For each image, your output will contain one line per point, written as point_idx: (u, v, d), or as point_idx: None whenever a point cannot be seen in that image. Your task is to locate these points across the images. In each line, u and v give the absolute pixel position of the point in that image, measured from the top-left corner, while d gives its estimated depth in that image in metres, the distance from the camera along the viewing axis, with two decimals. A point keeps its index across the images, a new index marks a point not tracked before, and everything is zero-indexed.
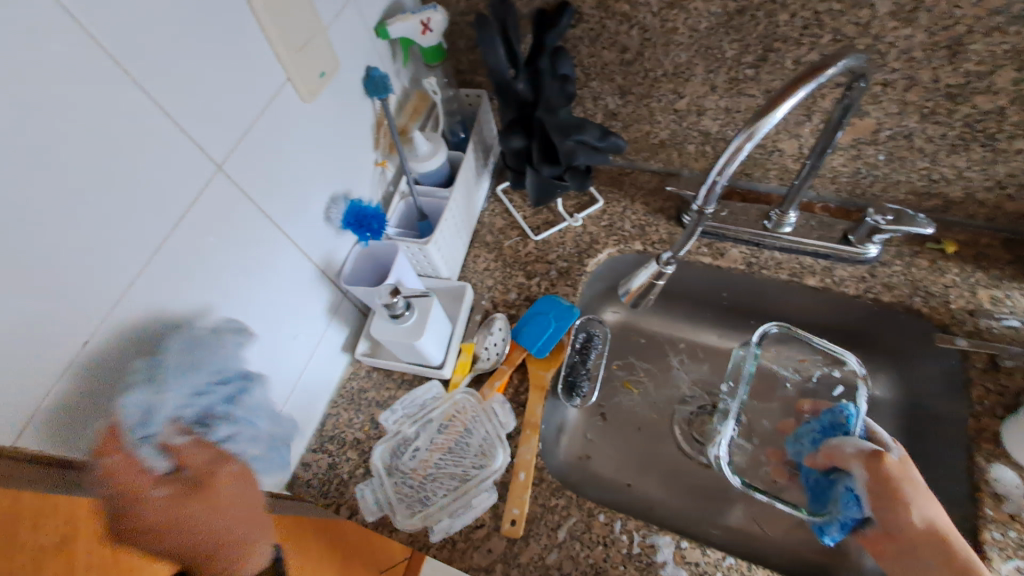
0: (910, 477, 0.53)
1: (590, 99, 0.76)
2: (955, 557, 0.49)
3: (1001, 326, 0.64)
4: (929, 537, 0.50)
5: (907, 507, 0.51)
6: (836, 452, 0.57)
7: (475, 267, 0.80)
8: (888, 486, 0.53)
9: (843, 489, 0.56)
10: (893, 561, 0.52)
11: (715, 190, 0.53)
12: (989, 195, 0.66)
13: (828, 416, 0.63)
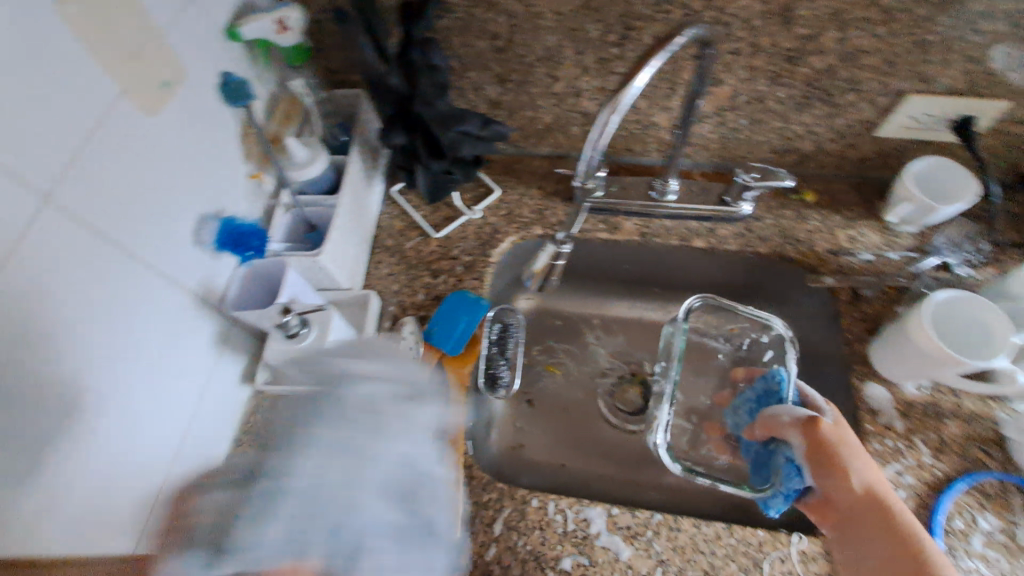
0: (845, 441, 0.52)
1: (471, 89, 0.76)
2: (895, 521, 0.48)
3: (858, 260, 0.71)
4: (870, 503, 0.49)
5: (845, 473, 0.50)
6: (772, 422, 0.56)
7: (378, 272, 0.77)
8: (824, 452, 0.51)
9: (782, 459, 0.55)
10: (836, 529, 0.51)
11: (592, 164, 0.55)
12: (835, 146, 0.74)
13: (761, 385, 0.63)
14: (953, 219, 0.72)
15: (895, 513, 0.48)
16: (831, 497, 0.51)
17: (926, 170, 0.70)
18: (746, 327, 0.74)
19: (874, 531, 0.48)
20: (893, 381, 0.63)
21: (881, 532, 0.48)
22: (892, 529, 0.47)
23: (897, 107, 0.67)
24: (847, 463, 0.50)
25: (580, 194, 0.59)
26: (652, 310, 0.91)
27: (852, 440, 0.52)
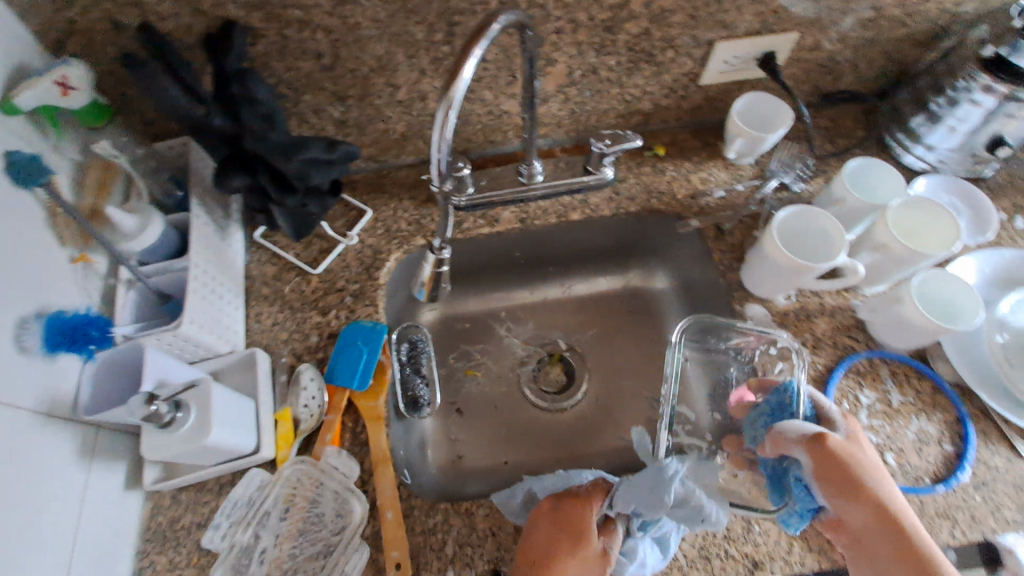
0: (856, 459, 0.53)
1: (311, 113, 0.72)
2: (908, 539, 0.49)
3: (715, 198, 0.78)
4: (883, 521, 0.51)
5: (860, 493, 0.51)
6: (780, 439, 0.57)
7: (261, 326, 0.71)
8: (835, 472, 0.52)
9: (792, 479, 0.56)
10: (849, 550, 0.52)
11: (444, 165, 0.52)
12: (671, 100, 0.80)
13: (774, 397, 0.62)
14: (782, 143, 0.80)
15: (906, 530, 0.50)
16: (845, 519, 0.53)
17: (749, 106, 0.77)
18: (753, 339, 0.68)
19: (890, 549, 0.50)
20: (767, 299, 0.70)
21: (896, 551, 0.49)
22: (906, 549, 0.49)
23: (711, 56, 0.73)
24: (860, 483, 0.52)
25: (440, 198, 0.57)
26: (553, 290, 0.93)
27: (863, 456, 0.54)
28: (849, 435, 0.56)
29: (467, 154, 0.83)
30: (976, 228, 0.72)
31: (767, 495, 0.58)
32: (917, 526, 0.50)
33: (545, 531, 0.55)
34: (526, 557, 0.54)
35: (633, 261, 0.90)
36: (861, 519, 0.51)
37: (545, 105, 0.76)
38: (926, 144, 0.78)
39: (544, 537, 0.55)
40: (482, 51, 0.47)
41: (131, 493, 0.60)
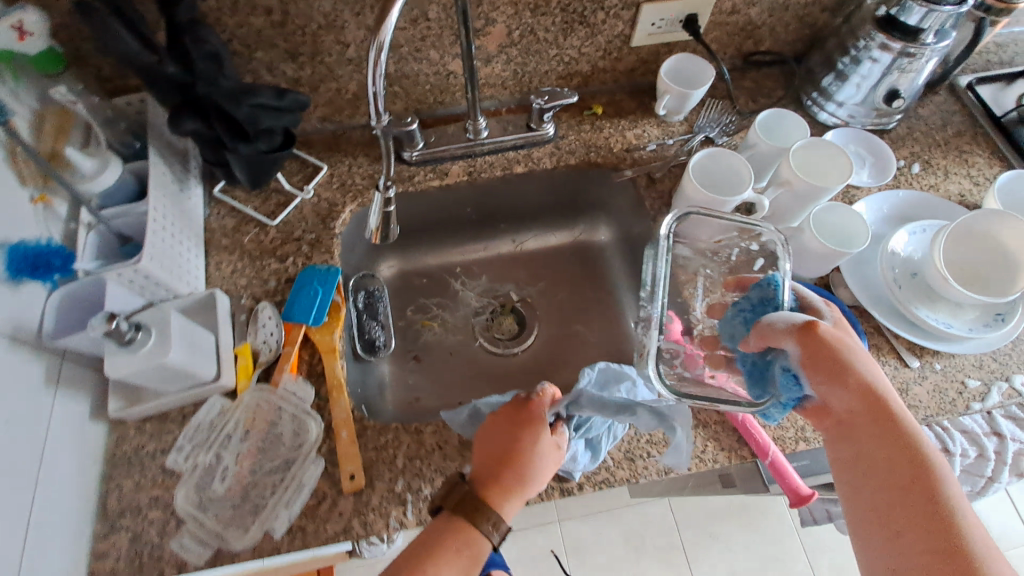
0: (846, 345, 0.50)
1: (265, 71, 0.76)
2: (891, 418, 0.49)
3: (647, 151, 0.85)
4: (869, 403, 0.50)
5: (849, 378, 0.49)
6: (768, 331, 0.54)
7: (221, 273, 0.75)
8: (825, 359, 0.50)
9: (780, 370, 0.54)
10: (834, 433, 0.52)
11: (381, 103, 0.58)
12: (607, 62, 0.86)
13: (758, 293, 0.60)
14: (709, 101, 0.88)
15: (890, 410, 0.49)
16: (830, 402, 0.52)
17: (676, 66, 0.84)
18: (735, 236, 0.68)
19: (875, 429, 0.49)
20: None
21: (879, 431, 0.49)
22: (889, 427, 0.49)
23: (639, 18, 0.79)
24: (853, 370, 0.49)
25: (382, 134, 0.62)
26: (505, 246, 0.99)
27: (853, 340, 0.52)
28: (834, 322, 0.55)
29: (418, 114, 0.88)
30: (879, 173, 0.81)
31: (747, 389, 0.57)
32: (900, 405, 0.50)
33: (507, 433, 0.60)
34: (495, 457, 0.58)
35: (579, 216, 0.96)
36: (847, 403, 0.50)
37: (488, 65, 0.82)
38: (837, 101, 0.84)
39: (511, 438, 0.59)
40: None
41: (95, 423, 0.63)
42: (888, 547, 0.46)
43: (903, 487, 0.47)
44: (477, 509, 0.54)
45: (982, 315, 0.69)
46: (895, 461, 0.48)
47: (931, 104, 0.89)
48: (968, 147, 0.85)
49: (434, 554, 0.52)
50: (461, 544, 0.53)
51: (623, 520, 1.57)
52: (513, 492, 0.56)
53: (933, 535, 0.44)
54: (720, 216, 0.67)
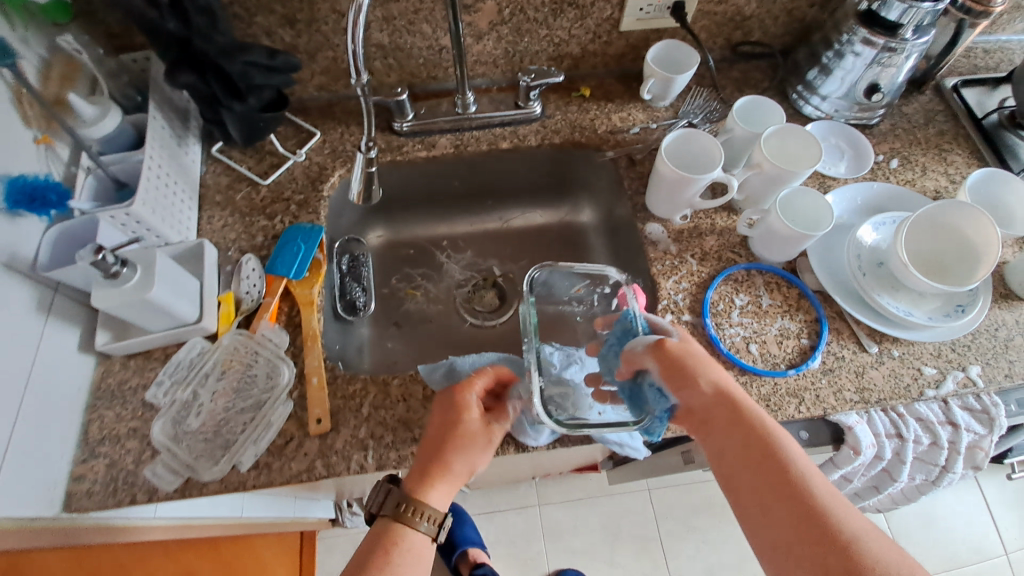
0: (690, 352, 0.59)
1: (265, 36, 0.79)
2: (738, 407, 0.57)
3: (630, 134, 0.87)
4: (720, 399, 0.57)
5: (699, 379, 0.57)
6: (632, 356, 0.59)
7: (211, 227, 0.79)
8: (676, 367, 0.58)
9: (647, 388, 0.59)
10: (701, 433, 0.58)
11: (360, 59, 0.61)
12: (596, 46, 0.89)
13: (619, 327, 0.65)
14: (694, 90, 0.90)
15: (736, 403, 0.57)
16: (690, 405, 0.58)
17: (662, 52, 0.86)
18: (593, 282, 0.69)
19: (730, 422, 0.56)
20: (665, 219, 0.79)
21: (731, 423, 0.56)
22: (739, 416, 0.56)
23: (626, 3, 0.82)
24: (700, 373, 0.58)
25: (362, 95, 0.66)
26: (492, 223, 1.01)
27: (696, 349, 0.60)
28: (682, 336, 0.62)
29: (411, 88, 0.91)
30: (857, 164, 0.83)
31: (627, 410, 0.60)
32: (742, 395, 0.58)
33: (443, 418, 0.62)
34: (428, 449, 0.60)
35: (565, 197, 0.99)
36: (703, 402, 0.57)
37: (479, 42, 0.85)
38: (820, 95, 0.85)
39: (442, 429, 0.61)
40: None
41: (83, 356, 0.67)
42: (764, 525, 0.51)
43: (760, 468, 0.53)
44: (405, 510, 0.57)
45: (943, 306, 0.71)
46: (750, 446, 0.55)
47: (916, 103, 0.90)
48: (947, 146, 0.86)
49: (370, 561, 0.56)
50: (397, 543, 0.57)
51: (603, 509, 1.58)
52: (443, 484, 0.59)
53: (792, 501, 0.51)
54: (571, 269, 0.68)
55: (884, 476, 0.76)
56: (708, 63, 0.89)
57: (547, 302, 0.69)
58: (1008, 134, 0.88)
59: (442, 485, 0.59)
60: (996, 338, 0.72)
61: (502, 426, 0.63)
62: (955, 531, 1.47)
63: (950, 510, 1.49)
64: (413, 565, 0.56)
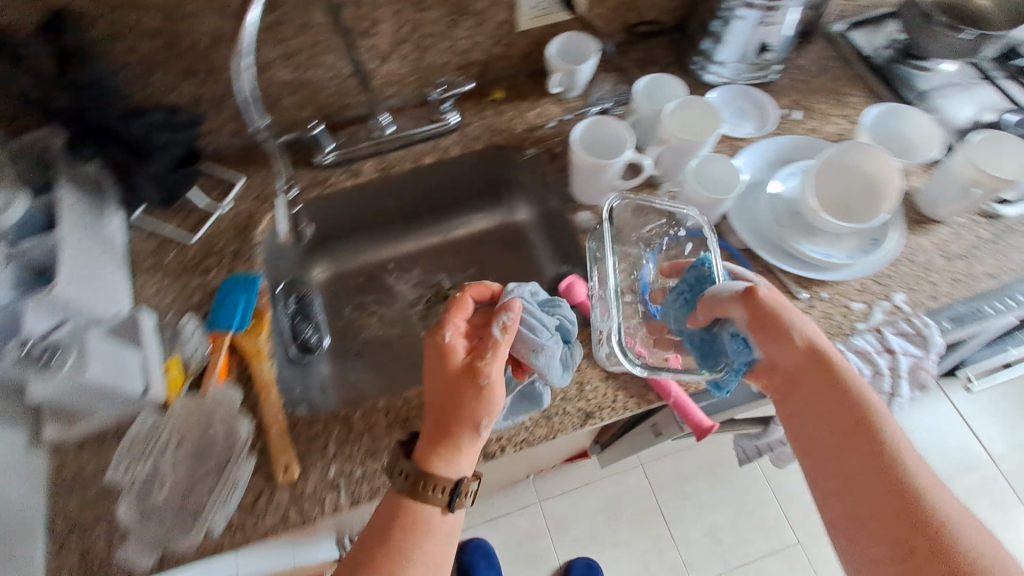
0: (783, 307, 0.59)
1: (166, 93, 0.78)
2: (834, 371, 0.58)
3: (548, 129, 0.89)
4: (814, 358, 0.58)
5: (792, 338, 0.58)
6: (715, 304, 0.61)
7: (145, 294, 0.77)
8: (766, 320, 0.59)
9: (729, 335, 0.63)
10: (784, 389, 0.61)
11: (258, 111, 0.70)
12: (500, 49, 0.90)
13: (693, 274, 0.67)
14: (600, 77, 0.93)
15: (833, 364, 0.58)
16: (777, 360, 0.61)
17: (563, 45, 0.88)
18: (669, 221, 0.74)
19: (823, 382, 0.58)
20: (594, 205, 0.81)
21: (825, 384, 0.58)
22: (832, 378, 0.58)
23: (517, 3, 0.84)
24: (794, 330, 0.58)
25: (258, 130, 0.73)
26: (435, 237, 1.03)
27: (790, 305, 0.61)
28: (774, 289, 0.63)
29: (328, 119, 0.91)
30: (761, 122, 0.87)
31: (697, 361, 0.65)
32: (838, 358, 0.59)
33: (433, 374, 0.59)
34: (428, 410, 0.58)
35: (500, 199, 1.00)
36: (794, 360, 0.59)
37: (384, 64, 0.85)
38: (718, 62, 0.89)
39: (435, 385, 0.58)
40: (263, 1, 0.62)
41: (30, 453, 0.66)
42: (846, 487, 0.54)
43: (851, 431, 0.55)
44: (419, 486, 0.55)
45: (860, 243, 0.76)
46: (843, 409, 0.56)
47: (810, 54, 0.94)
48: (844, 89, 0.90)
49: (381, 538, 0.54)
50: (409, 520, 0.55)
51: (602, 492, 1.61)
52: (452, 448, 0.56)
53: (879, 467, 0.53)
54: (651, 205, 0.73)
55: None
56: (606, 49, 0.92)
57: (620, 241, 0.74)
58: (901, 66, 0.91)
59: (449, 448, 0.56)
60: (915, 263, 0.76)
61: (492, 358, 0.58)
62: (932, 445, 1.54)
63: (923, 426, 1.57)
64: (431, 542, 0.55)
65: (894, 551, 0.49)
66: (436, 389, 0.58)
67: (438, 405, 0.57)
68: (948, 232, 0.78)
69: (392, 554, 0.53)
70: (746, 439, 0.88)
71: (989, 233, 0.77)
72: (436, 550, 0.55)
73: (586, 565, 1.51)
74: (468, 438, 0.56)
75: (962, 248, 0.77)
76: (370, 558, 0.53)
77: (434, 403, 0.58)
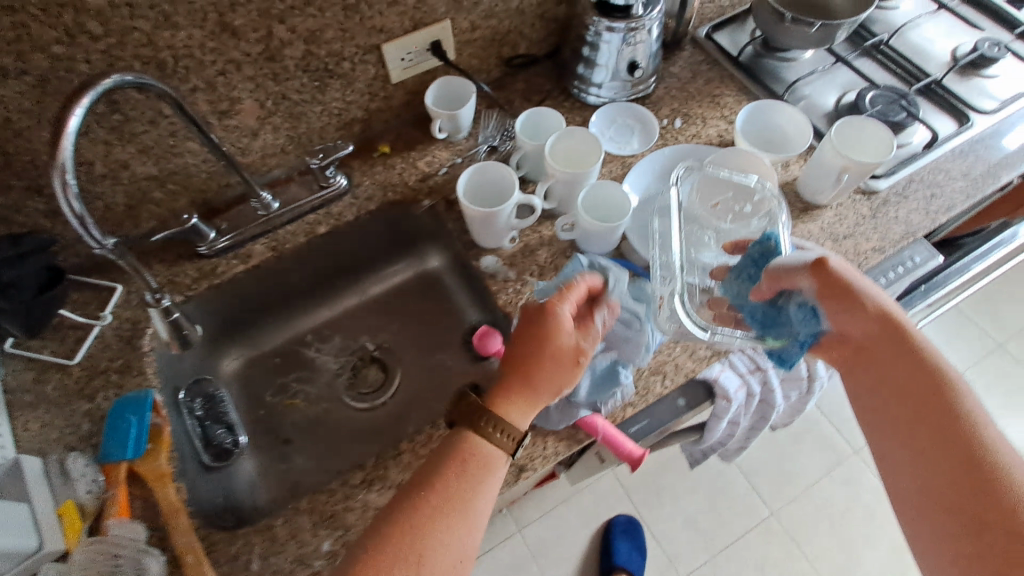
0: (853, 276, 0.58)
1: (13, 212, 0.72)
2: (907, 342, 0.57)
3: (441, 176, 0.87)
4: (886, 330, 0.57)
5: (862, 306, 0.57)
6: (781, 274, 0.60)
7: (26, 433, 0.70)
8: (836, 290, 0.58)
9: (794, 306, 0.61)
10: (849, 361, 0.60)
11: (96, 231, 0.55)
12: (377, 103, 0.88)
13: (757, 249, 0.65)
14: (484, 114, 0.92)
15: (907, 335, 0.57)
16: (847, 331, 0.60)
17: (440, 91, 0.87)
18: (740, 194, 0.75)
19: (899, 352, 0.57)
20: (497, 248, 0.80)
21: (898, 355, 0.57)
22: (906, 349, 0.57)
23: (384, 57, 0.81)
24: (865, 299, 0.57)
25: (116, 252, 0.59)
26: (352, 298, 0.98)
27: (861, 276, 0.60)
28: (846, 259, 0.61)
29: (208, 204, 0.86)
30: (646, 135, 0.88)
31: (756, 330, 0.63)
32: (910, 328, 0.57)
33: (535, 338, 0.62)
34: (519, 363, 0.61)
35: (408, 249, 0.97)
36: (865, 329, 0.58)
37: (257, 139, 0.81)
38: (596, 84, 0.90)
39: (535, 347, 0.62)
40: (86, 105, 0.54)
41: None
42: (915, 462, 0.53)
43: (929, 402, 0.54)
44: (488, 422, 0.59)
45: None
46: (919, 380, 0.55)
47: (680, 61, 0.96)
48: (717, 91, 0.93)
49: (440, 469, 0.57)
50: (477, 453, 0.58)
51: (579, 505, 1.60)
52: (527, 401, 0.61)
53: (955, 438, 0.52)
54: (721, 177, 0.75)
55: (765, 406, 0.79)
56: (482, 88, 0.91)
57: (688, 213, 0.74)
58: (767, 60, 0.95)
59: (525, 400, 0.61)
60: None
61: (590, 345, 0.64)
62: None
63: None
64: (488, 480, 0.57)
65: (966, 523, 0.49)
66: (534, 347, 0.62)
67: (527, 368, 0.61)
68: (832, 215, 0.80)
69: (455, 483, 0.56)
70: (690, 445, 0.88)
71: (868, 209, 0.80)
72: (493, 488, 0.57)
73: (628, 522, 1.56)
74: (544, 397, 0.61)
75: (847, 228, 0.79)
76: (437, 480, 0.56)
77: (527, 364, 0.61)
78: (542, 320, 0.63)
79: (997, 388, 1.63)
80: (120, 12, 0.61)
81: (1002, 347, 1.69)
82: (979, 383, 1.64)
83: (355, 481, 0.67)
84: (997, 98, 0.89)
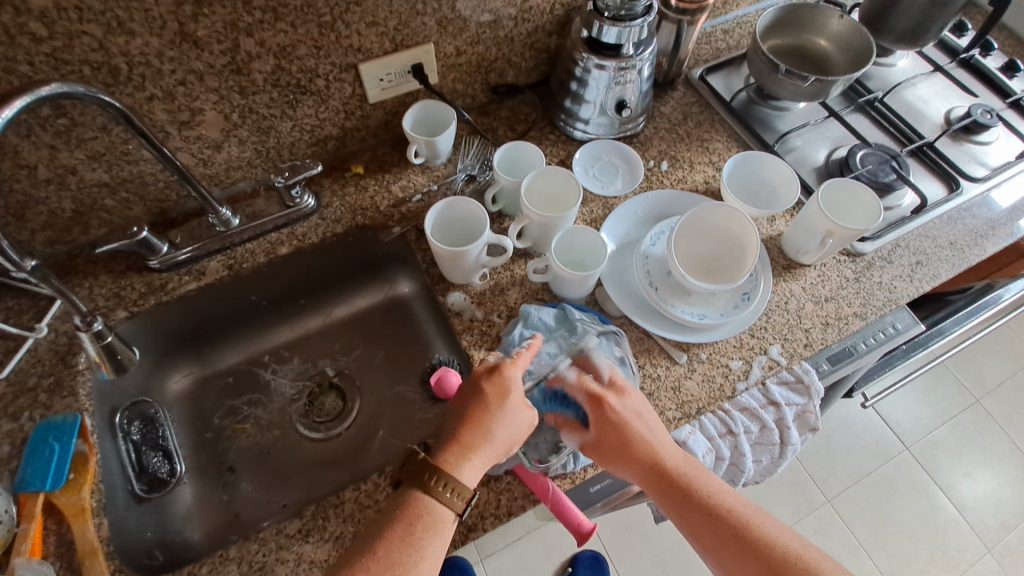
0: (601, 442, 0.61)
1: None
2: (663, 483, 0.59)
3: (414, 203, 0.84)
4: (655, 486, 0.59)
5: (621, 468, 0.61)
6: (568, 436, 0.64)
7: None
8: (602, 454, 0.62)
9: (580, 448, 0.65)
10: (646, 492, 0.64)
11: (12, 252, 0.56)
12: (354, 122, 0.84)
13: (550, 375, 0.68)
14: (465, 141, 0.88)
15: (661, 476, 0.59)
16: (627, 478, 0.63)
17: (419, 115, 0.83)
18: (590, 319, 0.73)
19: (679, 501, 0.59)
20: (466, 284, 0.76)
21: (677, 502, 0.59)
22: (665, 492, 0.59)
23: (361, 77, 0.77)
24: (621, 461, 0.61)
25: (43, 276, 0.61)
26: (314, 320, 0.91)
27: (607, 428, 0.61)
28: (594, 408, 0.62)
29: (165, 214, 0.82)
30: (631, 176, 0.85)
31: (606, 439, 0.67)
32: (664, 468, 0.59)
33: (469, 405, 0.60)
34: (457, 430, 0.59)
35: (379, 274, 0.91)
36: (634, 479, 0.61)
37: (221, 151, 0.77)
38: (583, 120, 0.86)
39: (472, 411, 0.60)
40: (14, 112, 0.50)
41: None
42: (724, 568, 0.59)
43: (715, 552, 0.57)
44: (433, 480, 0.56)
45: (732, 298, 0.75)
46: (704, 532, 0.57)
47: (671, 101, 0.93)
48: (707, 135, 0.90)
49: (386, 532, 0.54)
50: (421, 514, 0.55)
51: (544, 538, 1.56)
52: (472, 454, 0.58)
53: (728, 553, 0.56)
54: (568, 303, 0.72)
55: (734, 471, 0.72)
56: (463, 115, 0.88)
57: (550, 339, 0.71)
58: (760, 107, 0.93)
59: (471, 454, 0.58)
60: (787, 311, 0.75)
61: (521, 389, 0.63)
62: (845, 437, 1.61)
63: (839, 421, 1.63)
64: (439, 542, 0.54)
65: None
66: (472, 412, 0.60)
67: (466, 430, 0.59)
68: (815, 276, 0.78)
69: (398, 547, 0.53)
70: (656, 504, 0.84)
71: (852, 271, 0.78)
72: (439, 550, 0.54)
73: (593, 557, 1.51)
74: (492, 450, 0.59)
75: (830, 290, 0.77)
76: (379, 546, 0.53)
77: (468, 427, 0.59)
78: (475, 391, 0.62)
79: (971, 443, 1.62)
80: (68, 15, 0.57)
81: (979, 403, 1.68)
82: (953, 437, 1.62)
83: (290, 529, 0.63)
84: (989, 165, 0.87)
